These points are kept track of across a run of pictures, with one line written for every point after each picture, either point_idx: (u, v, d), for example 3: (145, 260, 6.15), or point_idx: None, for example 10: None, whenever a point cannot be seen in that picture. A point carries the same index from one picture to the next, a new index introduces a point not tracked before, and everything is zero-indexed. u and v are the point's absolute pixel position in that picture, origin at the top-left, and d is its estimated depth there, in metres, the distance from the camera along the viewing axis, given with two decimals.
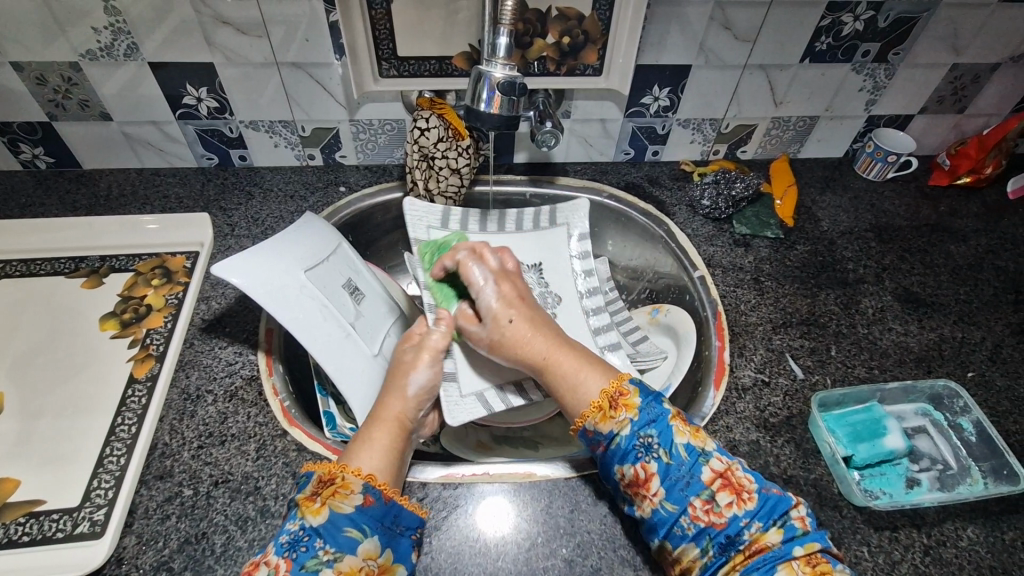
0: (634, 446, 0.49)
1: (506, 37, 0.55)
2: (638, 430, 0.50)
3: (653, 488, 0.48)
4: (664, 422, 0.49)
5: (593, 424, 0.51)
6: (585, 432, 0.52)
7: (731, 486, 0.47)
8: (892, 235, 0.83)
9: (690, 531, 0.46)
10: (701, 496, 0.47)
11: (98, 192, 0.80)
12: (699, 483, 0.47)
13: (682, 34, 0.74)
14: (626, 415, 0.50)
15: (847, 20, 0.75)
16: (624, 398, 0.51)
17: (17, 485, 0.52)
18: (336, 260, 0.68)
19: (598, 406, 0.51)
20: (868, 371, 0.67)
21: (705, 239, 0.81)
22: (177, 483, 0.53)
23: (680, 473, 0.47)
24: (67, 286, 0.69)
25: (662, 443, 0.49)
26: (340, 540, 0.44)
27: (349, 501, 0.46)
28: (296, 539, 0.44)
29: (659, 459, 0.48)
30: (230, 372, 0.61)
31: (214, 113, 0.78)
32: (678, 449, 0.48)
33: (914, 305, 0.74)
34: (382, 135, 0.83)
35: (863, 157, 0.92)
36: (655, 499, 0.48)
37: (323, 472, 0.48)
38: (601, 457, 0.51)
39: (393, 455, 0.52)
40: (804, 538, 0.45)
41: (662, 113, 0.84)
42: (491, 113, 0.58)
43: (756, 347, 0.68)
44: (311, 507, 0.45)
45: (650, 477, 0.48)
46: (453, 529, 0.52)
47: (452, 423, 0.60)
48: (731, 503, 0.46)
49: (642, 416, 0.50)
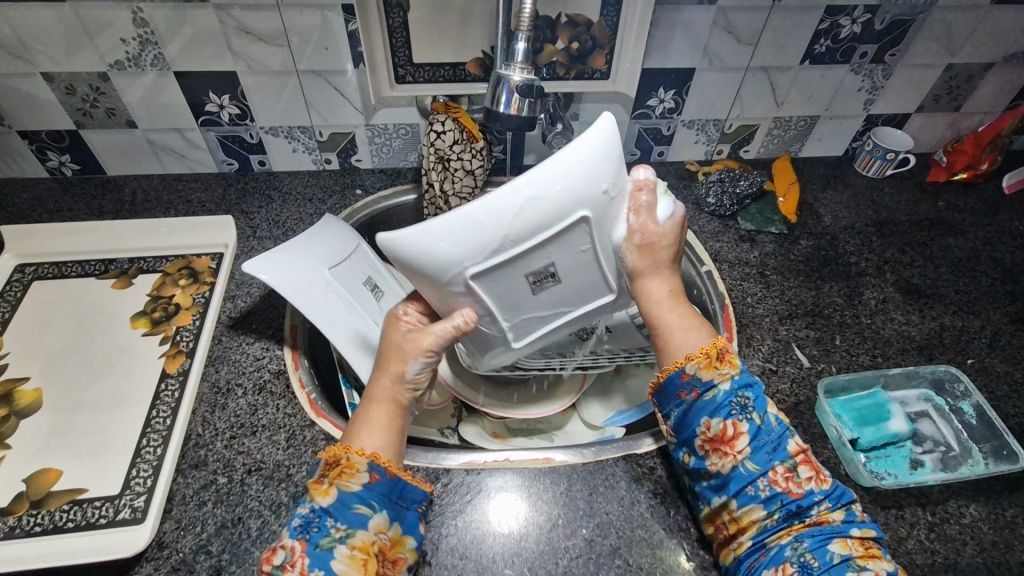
0: (730, 402, 0.50)
1: (525, 42, 0.57)
2: (736, 389, 0.50)
3: (739, 446, 0.49)
4: (760, 391, 0.51)
5: (694, 369, 0.50)
6: (681, 376, 0.51)
7: (811, 464, 0.49)
8: (891, 229, 0.86)
9: (766, 493, 0.48)
10: (785, 464, 0.49)
11: (123, 197, 0.83)
12: (785, 452, 0.49)
13: (687, 38, 0.77)
14: (730, 370, 0.50)
15: (844, 23, 0.78)
16: (728, 355, 0.51)
17: (60, 474, 0.55)
18: (357, 259, 0.71)
19: (705, 351, 0.51)
20: (872, 358, 0.69)
21: (711, 235, 0.83)
22: (212, 471, 0.55)
23: (769, 438, 0.49)
24: (98, 287, 0.71)
25: (756, 408, 0.50)
26: (349, 517, 0.47)
27: (356, 479, 0.48)
28: (308, 520, 0.47)
29: (751, 420, 0.49)
30: (258, 367, 0.64)
31: (235, 120, 0.80)
32: (770, 417, 0.50)
33: (915, 296, 0.77)
34: (396, 139, 0.86)
35: (862, 155, 0.94)
36: (739, 456, 0.49)
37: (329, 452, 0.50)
38: (688, 403, 0.51)
39: (390, 433, 0.53)
40: (862, 524, 0.48)
41: (667, 115, 0.87)
42: (510, 115, 0.60)
43: (763, 337, 0.71)
44: (319, 489, 0.48)
45: (738, 435, 0.49)
46: (476, 512, 0.55)
47: (252, 264, 0.59)
48: (810, 479, 0.48)
49: (743, 378, 0.51)
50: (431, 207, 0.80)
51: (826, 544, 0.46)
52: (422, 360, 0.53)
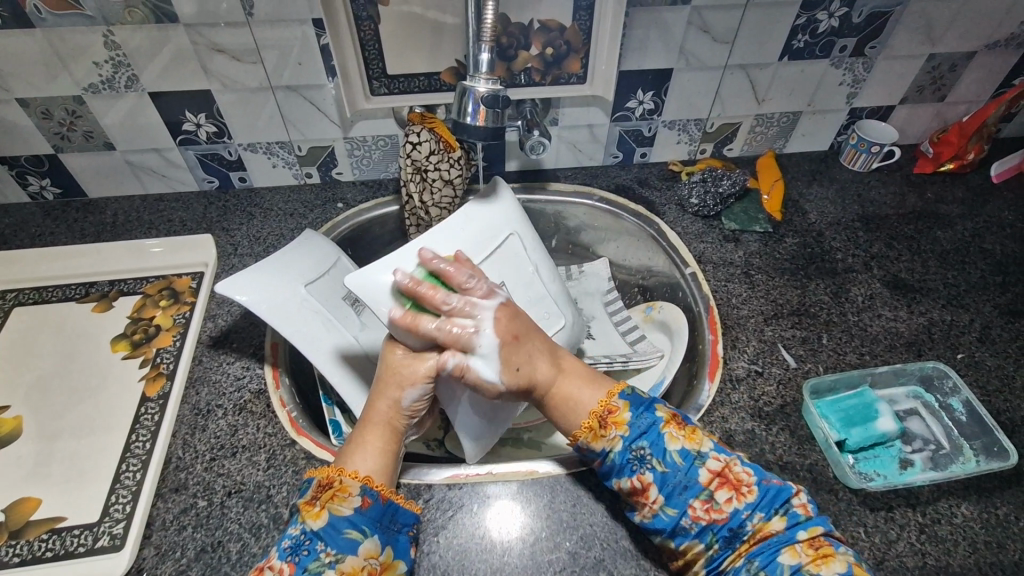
0: (628, 461, 0.51)
1: (488, 53, 0.58)
2: (630, 445, 0.52)
3: (652, 496, 0.50)
4: (654, 430, 0.52)
5: (585, 444, 0.53)
6: (580, 452, 0.54)
7: (729, 482, 0.50)
8: (878, 224, 0.85)
9: (693, 530, 0.49)
10: (700, 497, 0.49)
11: (105, 219, 0.83)
12: (698, 485, 0.50)
13: (663, 39, 0.76)
14: (617, 432, 0.52)
15: (822, 17, 0.77)
16: (612, 415, 0.53)
17: (39, 503, 0.55)
18: (337, 273, 0.70)
19: (587, 425, 0.53)
20: (860, 357, 0.68)
21: (695, 236, 0.83)
22: (191, 495, 0.55)
23: (676, 480, 0.50)
24: (79, 311, 0.71)
25: (655, 454, 0.51)
26: (340, 542, 0.48)
27: (347, 503, 0.49)
28: (298, 543, 0.47)
29: (654, 469, 0.51)
30: (239, 387, 0.63)
31: (213, 137, 0.80)
32: (672, 457, 0.51)
33: (903, 291, 0.76)
34: (376, 150, 0.85)
35: (847, 149, 0.93)
36: (655, 505, 0.50)
37: (323, 476, 0.52)
38: (599, 472, 0.54)
39: (383, 456, 0.55)
40: (807, 523, 0.48)
41: (648, 116, 0.86)
42: (478, 126, 0.59)
43: (748, 338, 0.70)
44: (312, 512, 0.49)
45: (647, 487, 0.50)
46: (458, 527, 0.54)
47: (220, 283, 0.60)
48: (730, 499, 0.49)
49: (633, 430, 0.52)
50: (412, 218, 0.82)
51: (775, 559, 0.46)
52: (418, 387, 0.56)
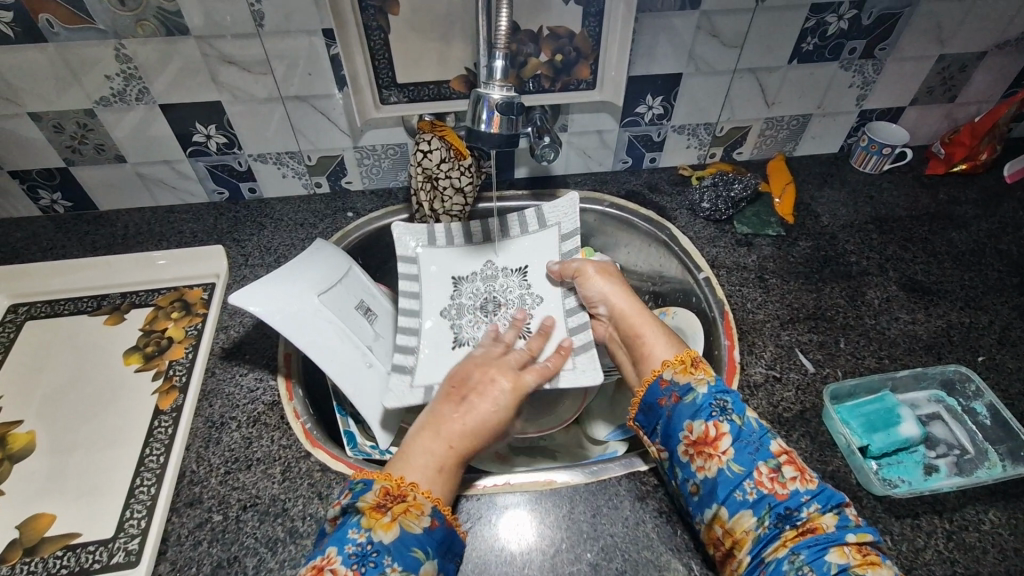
0: (709, 405, 0.53)
1: (502, 60, 0.58)
2: (714, 393, 0.54)
3: (723, 447, 0.50)
4: (738, 393, 0.54)
5: (671, 375, 0.56)
6: (660, 384, 0.56)
7: (796, 464, 0.49)
8: (892, 225, 0.84)
9: (753, 496, 0.48)
10: (769, 463, 0.49)
11: (115, 232, 0.83)
12: (769, 452, 0.50)
13: (672, 44, 0.76)
14: (705, 376, 0.55)
15: (831, 20, 0.77)
16: (703, 362, 0.57)
17: (54, 519, 0.54)
18: (349, 282, 0.70)
19: (679, 359, 0.57)
20: (879, 361, 0.67)
21: (707, 240, 0.82)
22: (207, 509, 0.54)
23: (751, 439, 0.50)
24: (91, 324, 0.71)
25: (735, 409, 0.52)
26: (406, 558, 0.45)
27: (419, 522, 0.47)
28: (364, 551, 0.44)
29: (732, 422, 0.51)
30: (252, 399, 0.63)
31: (223, 148, 0.80)
32: (750, 419, 0.52)
33: (920, 293, 0.75)
34: (385, 159, 0.85)
35: (858, 151, 0.93)
36: (723, 458, 0.50)
37: (389, 485, 0.49)
38: (671, 409, 0.55)
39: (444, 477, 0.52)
40: (857, 528, 0.45)
41: (657, 121, 0.86)
42: (492, 133, 0.58)
43: (765, 343, 0.69)
44: (382, 521, 0.46)
45: (720, 436, 0.51)
46: (478, 540, 0.53)
47: (233, 297, 0.59)
48: (795, 478, 0.48)
49: (720, 384, 0.54)
50: (423, 226, 0.81)
51: (822, 555, 0.44)
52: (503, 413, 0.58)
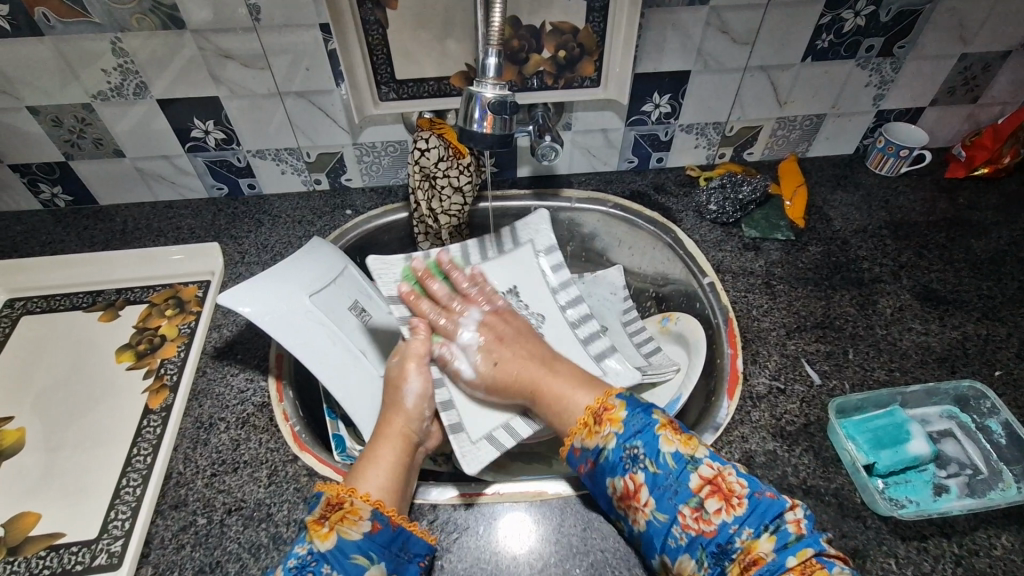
0: (620, 458, 0.49)
1: (496, 57, 0.56)
2: (624, 443, 0.50)
3: (643, 499, 0.47)
4: (649, 430, 0.49)
5: (582, 442, 0.52)
6: (574, 452, 0.53)
7: (720, 492, 0.46)
8: (907, 231, 0.81)
9: (683, 541, 0.45)
10: (690, 503, 0.46)
11: (115, 226, 0.83)
12: (688, 491, 0.46)
13: (679, 40, 0.74)
14: (611, 428, 0.51)
15: (847, 16, 0.74)
16: (608, 413, 0.52)
17: (39, 518, 0.53)
18: (342, 283, 0.68)
19: (582, 422, 0.52)
20: (889, 373, 0.64)
21: (713, 244, 0.80)
22: (192, 512, 0.54)
23: (668, 483, 0.47)
24: (85, 320, 0.70)
25: (648, 454, 0.48)
26: (346, 564, 0.45)
27: (357, 527, 0.47)
28: (304, 563, 0.45)
29: (646, 470, 0.48)
30: (242, 399, 0.62)
31: (222, 144, 0.80)
32: (665, 458, 0.48)
33: (934, 302, 0.72)
34: (385, 156, 0.84)
35: (874, 153, 0.90)
36: (647, 510, 0.47)
37: (330, 495, 0.49)
38: (591, 474, 0.51)
39: (395, 473, 0.53)
40: (797, 545, 0.43)
41: (664, 120, 0.84)
42: (484, 134, 0.57)
43: (770, 353, 0.67)
44: (320, 531, 0.47)
45: (639, 488, 0.48)
46: (464, 551, 0.52)
47: (222, 297, 0.58)
48: (721, 510, 0.45)
49: (627, 429, 0.50)
50: (420, 225, 0.80)
51: None
52: (417, 382, 0.60)
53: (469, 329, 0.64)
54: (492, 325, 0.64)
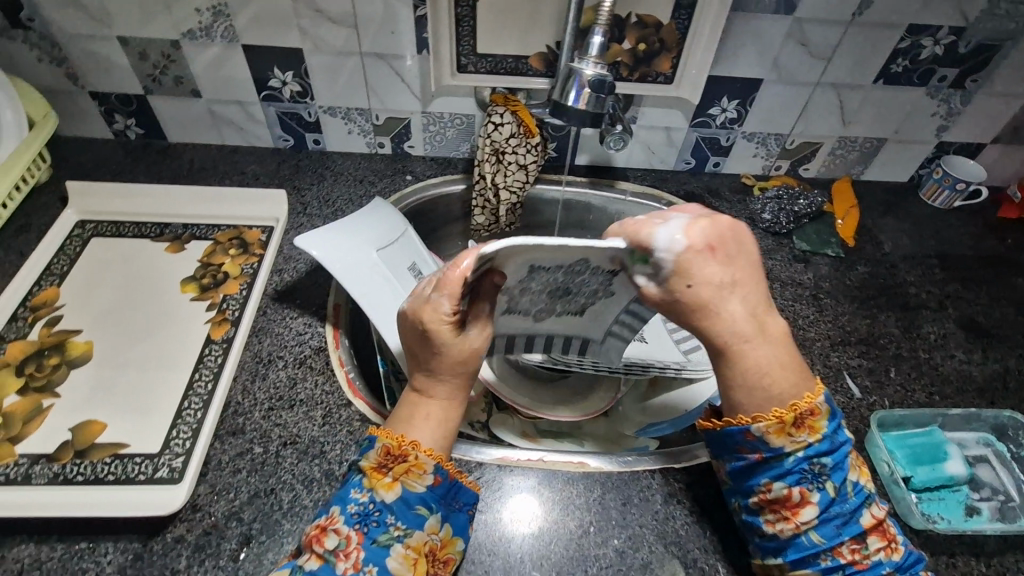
0: (802, 470, 0.46)
1: (600, 36, 0.58)
2: (811, 456, 0.47)
3: (804, 516, 0.46)
4: (842, 454, 0.47)
5: (763, 431, 0.47)
6: (745, 435, 0.47)
7: (883, 534, 0.47)
8: (956, 262, 0.82)
9: (826, 562, 0.46)
10: (854, 537, 0.46)
11: (182, 164, 0.85)
12: (858, 525, 0.46)
13: (758, 47, 0.75)
14: (809, 437, 0.46)
15: (926, 43, 0.75)
16: (812, 418, 0.47)
17: (105, 427, 0.55)
18: (403, 244, 0.70)
19: (779, 416, 0.46)
20: (929, 396, 0.66)
21: (764, 252, 0.81)
22: (248, 440, 0.56)
23: (842, 511, 0.46)
24: (151, 249, 0.72)
25: (833, 478, 0.46)
26: (409, 516, 0.47)
27: (420, 480, 0.48)
28: (366, 511, 0.46)
29: (825, 491, 0.46)
30: (301, 341, 0.64)
31: (296, 97, 0.81)
32: (847, 487, 0.47)
33: (978, 334, 0.73)
34: (451, 127, 0.85)
35: (929, 184, 0.91)
36: (803, 526, 0.46)
37: (389, 443, 0.48)
38: (752, 464, 0.48)
39: (447, 429, 0.51)
40: None
41: (728, 125, 0.85)
42: (578, 108, 0.60)
43: (814, 362, 0.68)
44: (383, 481, 0.47)
45: (805, 504, 0.46)
46: (507, 509, 0.54)
47: (298, 240, 0.60)
48: (879, 550, 0.46)
49: (823, 444, 0.47)
50: (479, 198, 0.81)
51: None
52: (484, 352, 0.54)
53: (667, 225, 0.47)
54: (703, 237, 0.47)
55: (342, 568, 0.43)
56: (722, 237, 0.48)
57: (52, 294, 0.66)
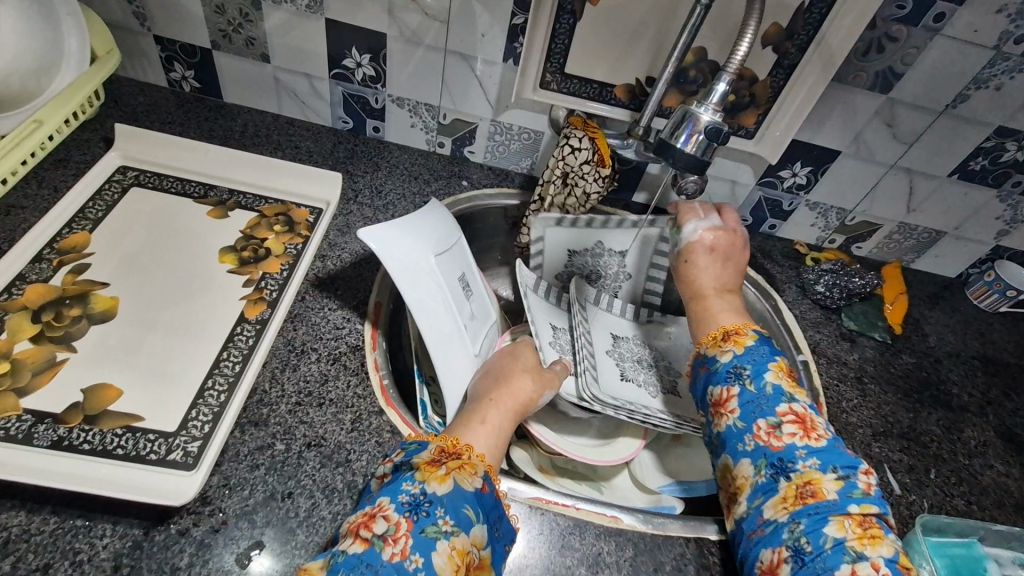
0: (728, 372, 0.54)
1: (726, 85, 0.57)
2: (737, 363, 0.55)
3: (731, 407, 0.52)
4: (764, 361, 0.54)
5: (705, 350, 0.58)
6: (698, 359, 0.59)
7: (802, 423, 0.49)
8: (999, 368, 0.81)
9: (750, 447, 0.49)
10: (769, 421, 0.50)
11: (234, 127, 0.81)
12: (773, 411, 0.50)
13: (845, 120, 0.74)
14: (732, 347, 0.56)
15: (1010, 147, 0.74)
16: (737, 335, 0.57)
17: (120, 395, 0.51)
18: (456, 252, 0.68)
19: (714, 335, 0.59)
20: (967, 504, 0.64)
21: (812, 324, 0.80)
22: (271, 435, 0.52)
23: (758, 401, 0.51)
24: (193, 210, 0.68)
25: (752, 375, 0.53)
26: (458, 515, 0.45)
27: (471, 479, 0.47)
28: (417, 501, 0.45)
29: (744, 385, 0.53)
30: (337, 337, 0.60)
31: (367, 81, 0.78)
32: (766, 383, 0.52)
33: (1018, 447, 0.71)
34: (516, 141, 0.83)
35: (978, 284, 0.89)
36: (730, 416, 0.52)
37: (444, 444, 0.50)
38: (702, 380, 0.57)
39: (501, 441, 0.54)
40: (862, 498, 0.44)
41: (794, 190, 0.84)
42: (685, 151, 0.58)
43: (856, 449, 0.66)
44: (436, 474, 0.46)
45: (731, 398, 0.53)
46: (535, 555, 0.50)
47: (363, 233, 0.56)
48: (796, 435, 0.48)
49: (746, 353, 0.55)
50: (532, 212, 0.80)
51: (819, 524, 0.43)
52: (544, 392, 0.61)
53: (700, 221, 0.69)
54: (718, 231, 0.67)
55: (389, 553, 0.41)
56: (729, 244, 0.67)
57: (83, 239, 0.62)
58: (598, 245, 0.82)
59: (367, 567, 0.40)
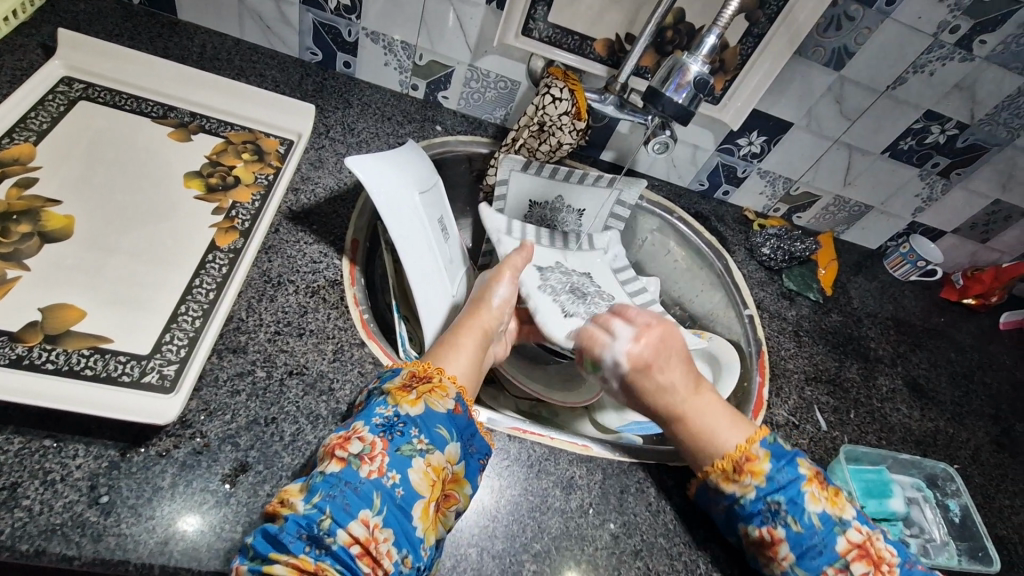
0: (760, 510, 0.52)
1: (715, 38, 0.62)
2: (764, 495, 0.52)
3: (783, 552, 0.51)
4: (793, 487, 0.52)
5: (715, 480, 0.54)
6: (709, 489, 0.55)
7: (866, 557, 0.49)
8: (907, 328, 0.92)
9: None
10: (834, 565, 0.49)
11: (191, 48, 0.75)
12: (833, 552, 0.49)
13: (801, 93, 0.79)
14: (753, 480, 0.53)
15: (934, 130, 0.83)
16: (750, 463, 0.53)
17: (84, 316, 0.48)
18: (435, 194, 0.68)
19: (722, 466, 0.54)
20: (877, 439, 0.73)
21: (757, 283, 0.87)
22: (250, 362, 0.51)
23: (813, 543, 0.50)
24: (152, 130, 0.63)
25: (791, 512, 0.51)
26: (432, 434, 0.47)
27: (443, 402, 0.49)
28: (391, 423, 0.46)
29: (788, 526, 0.51)
30: (314, 270, 0.59)
31: (341, 11, 0.75)
32: (810, 518, 0.50)
33: (919, 394, 0.82)
34: (492, 89, 0.83)
35: (894, 255, 1.00)
36: (785, 562, 0.51)
37: (416, 369, 0.51)
38: (728, 514, 0.54)
39: (476, 364, 0.56)
40: None
41: (749, 158, 0.89)
42: (676, 101, 0.63)
43: (790, 392, 0.75)
44: (408, 398, 0.48)
45: (778, 541, 0.51)
46: (513, 478, 0.54)
47: (350, 158, 0.56)
48: (866, 575, 0.49)
49: (771, 483, 0.52)
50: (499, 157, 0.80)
51: None
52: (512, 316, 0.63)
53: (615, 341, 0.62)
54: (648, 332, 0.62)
55: (367, 470, 0.43)
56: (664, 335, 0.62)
57: (26, 151, 0.56)
58: (559, 200, 0.84)
59: (346, 485, 0.42)
